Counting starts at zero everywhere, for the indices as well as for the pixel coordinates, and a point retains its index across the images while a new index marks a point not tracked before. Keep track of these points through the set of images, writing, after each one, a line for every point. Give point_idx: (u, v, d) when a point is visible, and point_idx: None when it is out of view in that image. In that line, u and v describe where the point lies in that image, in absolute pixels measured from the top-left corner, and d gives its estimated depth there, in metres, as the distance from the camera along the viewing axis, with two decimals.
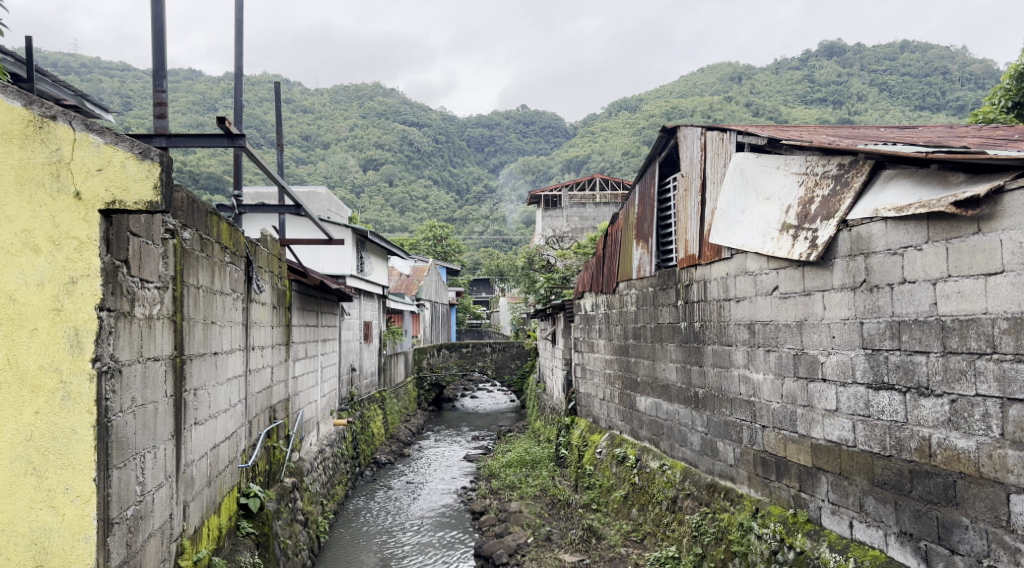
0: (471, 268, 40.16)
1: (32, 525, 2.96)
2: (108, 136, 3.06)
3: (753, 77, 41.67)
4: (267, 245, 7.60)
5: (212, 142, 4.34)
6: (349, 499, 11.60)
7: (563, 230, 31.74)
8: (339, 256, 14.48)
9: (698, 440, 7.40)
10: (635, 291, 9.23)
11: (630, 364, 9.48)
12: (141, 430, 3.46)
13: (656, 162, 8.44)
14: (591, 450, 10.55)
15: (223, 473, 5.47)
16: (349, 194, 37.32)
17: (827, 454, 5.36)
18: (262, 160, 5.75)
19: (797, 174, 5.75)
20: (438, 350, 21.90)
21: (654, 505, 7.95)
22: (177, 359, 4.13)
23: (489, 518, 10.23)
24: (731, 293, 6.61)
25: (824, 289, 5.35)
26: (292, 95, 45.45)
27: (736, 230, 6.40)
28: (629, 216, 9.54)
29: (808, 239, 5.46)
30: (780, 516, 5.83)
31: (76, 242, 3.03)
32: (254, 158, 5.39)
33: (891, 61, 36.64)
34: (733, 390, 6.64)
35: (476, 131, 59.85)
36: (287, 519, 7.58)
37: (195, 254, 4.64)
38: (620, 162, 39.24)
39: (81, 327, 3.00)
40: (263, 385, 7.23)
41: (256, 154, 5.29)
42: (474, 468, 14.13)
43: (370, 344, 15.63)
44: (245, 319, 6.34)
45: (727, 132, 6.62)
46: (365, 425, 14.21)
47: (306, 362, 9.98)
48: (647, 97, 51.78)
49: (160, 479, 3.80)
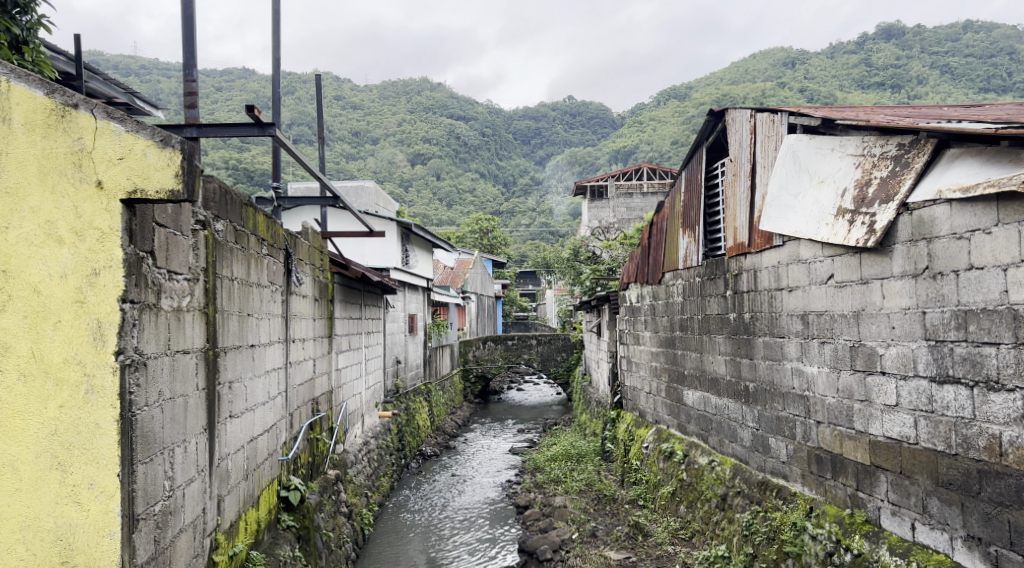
0: (517, 261, 40.10)
1: (58, 520, 2.92)
2: (129, 125, 3.00)
3: (807, 63, 40.47)
4: (308, 237, 7.57)
5: (243, 131, 4.24)
6: (394, 491, 11.56)
7: (609, 221, 31.38)
8: (384, 249, 14.48)
9: (749, 436, 7.13)
10: (682, 282, 8.95)
11: (677, 358, 9.22)
12: (168, 424, 3.40)
13: (703, 147, 8.15)
14: (638, 445, 10.33)
15: (262, 466, 5.42)
16: (396, 189, 37.53)
17: (887, 452, 5.07)
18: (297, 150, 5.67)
19: (853, 156, 5.46)
20: (484, 342, 21.85)
21: (703, 503, 7.69)
22: (210, 352, 4.07)
23: (533, 513, 10.10)
24: (783, 283, 6.32)
25: (883, 277, 5.05)
26: (341, 91, 45.83)
27: (788, 216, 6.10)
28: (675, 204, 9.27)
29: (865, 224, 5.15)
30: (836, 516, 5.54)
31: (98, 233, 2.96)
32: (289, 147, 5.30)
33: (953, 42, 35.09)
34: (785, 384, 6.36)
35: (522, 124, 59.64)
36: (330, 512, 7.56)
37: (229, 246, 4.56)
38: (669, 152, 38.57)
39: (104, 319, 2.94)
40: (304, 378, 7.21)
41: (291, 143, 5.21)
42: (519, 461, 14.02)
43: (415, 337, 15.64)
44: (284, 311, 6.29)
45: (779, 114, 6.32)
46: (410, 418, 14.20)
47: (350, 354, 9.99)
48: (696, 85, 50.83)
49: (192, 473, 3.74)
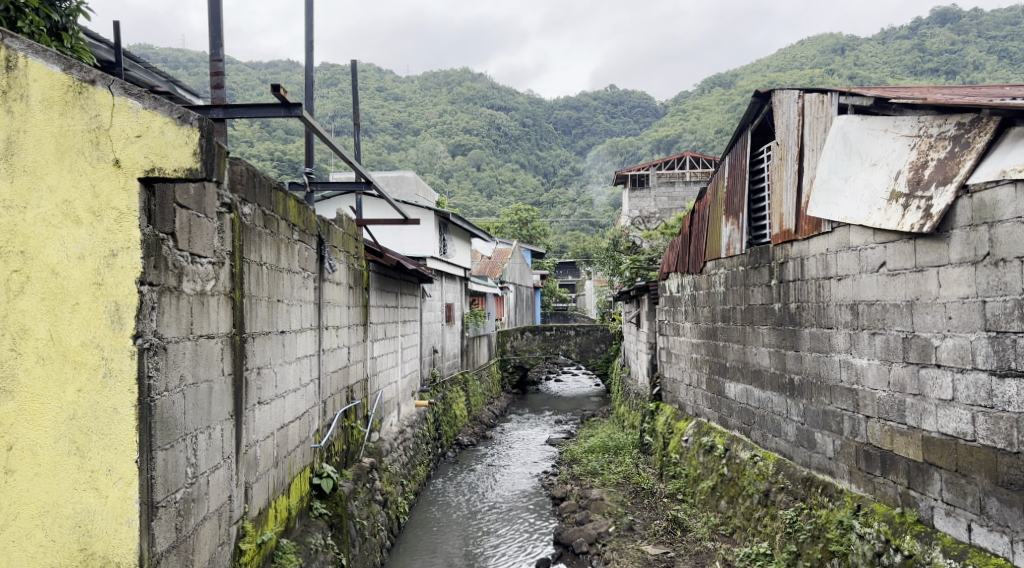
0: (556, 252, 39.86)
1: (76, 506, 2.86)
2: (146, 101, 2.92)
3: (857, 49, 39.32)
4: (343, 224, 7.51)
5: (269, 112, 4.13)
6: (430, 480, 11.51)
7: (650, 211, 30.95)
8: (422, 238, 14.41)
9: (793, 431, 6.87)
10: (724, 271, 8.69)
11: (718, 349, 8.96)
12: (191, 410, 3.33)
13: (748, 131, 7.88)
14: (677, 438, 10.11)
15: (294, 453, 5.35)
16: (437, 180, 37.56)
17: (942, 449, 4.79)
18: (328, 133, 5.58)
19: (908, 137, 5.18)
20: (522, 333, 21.74)
21: (745, 499, 7.44)
22: (238, 338, 3.99)
23: (570, 505, 9.96)
24: (831, 271, 6.04)
25: (939, 264, 4.77)
26: (383, 82, 45.97)
27: (838, 201, 5.83)
28: (718, 191, 9.00)
29: (921, 209, 4.87)
30: (885, 515, 5.27)
31: (115, 213, 2.88)
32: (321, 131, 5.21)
33: (1010, 27, 33.60)
34: (833, 377, 6.09)
35: (563, 113, 59.21)
36: (365, 500, 7.51)
37: (258, 230, 4.47)
38: (712, 141, 37.86)
39: (122, 301, 2.87)
40: (339, 366, 7.16)
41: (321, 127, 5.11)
42: (556, 452, 13.86)
43: (452, 326, 15.58)
44: (317, 299, 6.22)
45: (829, 94, 6.04)
46: (447, 407, 14.14)
47: (386, 342, 9.95)
48: (741, 73, 49.82)
49: (217, 461, 3.68)
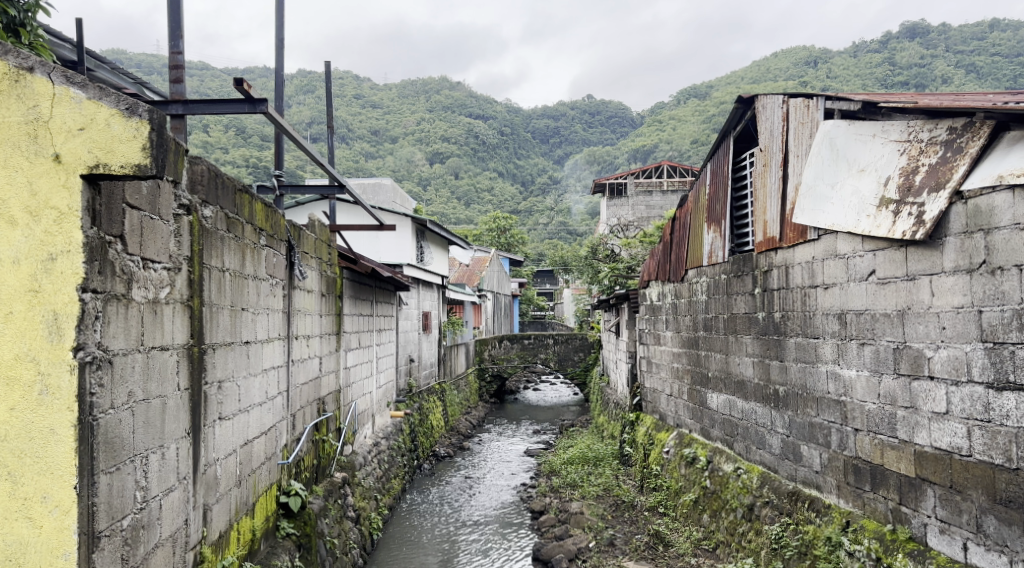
0: (535, 260, 39.76)
1: (9, 538, 2.60)
2: (91, 90, 2.66)
3: (831, 61, 39.70)
4: (314, 230, 7.23)
5: (232, 108, 3.87)
6: (405, 494, 11.21)
7: (628, 219, 30.90)
8: (399, 245, 14.15)
9: (779, 444, 6.70)
10: (706, 279, 8.52)
11: (700, 359, 8.80)
12: (141, 429, 3.06)
13: (730, 137, 7.74)
14: (657, 449, 9.93)
15: (259, 470, 5.06)
16: (415, 188, 37.27)
17: (935, 464, 4.63)
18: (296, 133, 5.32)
19: (897, 142, 5.05)
20: (500, 341, 21.51)
21: (728, 513, 7.26)
22: (196, 349, 3.72)
23: (548, 519, 9.73)
24: (818, 279, 5.88)
25: (932, 273, 4.62)
26: (360, 90, 45.60)
27: (825, 207, 5.67)
28: (699, 198, 8.86)
29: (912, 215, 4.73)
30: (876, 532, 5.10)
31: (55, 213, 2.61)
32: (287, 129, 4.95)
33: (978, 41, 34.06)
34: (819, 389, 5.92)
35: (541, 123, 59.22)
36: (336, 517, 7.21)
37: (220, 234, 4.20)
38: (689, 150, 38.00)
39: (61, 310, 2.60)
40: (309, 377, 6.88)
41: (287, 125, 4.85)
42: (534, 464, 13.61)
43: (429, 335, 15.31)
44: (287, 307, 5.95)
45: (815, 98, 5.91)
46: (423, 418, 13.86)
47: (360, 352, 9.66)
48: (717, 84, 50.16)
49: (171, 482, 3.40)
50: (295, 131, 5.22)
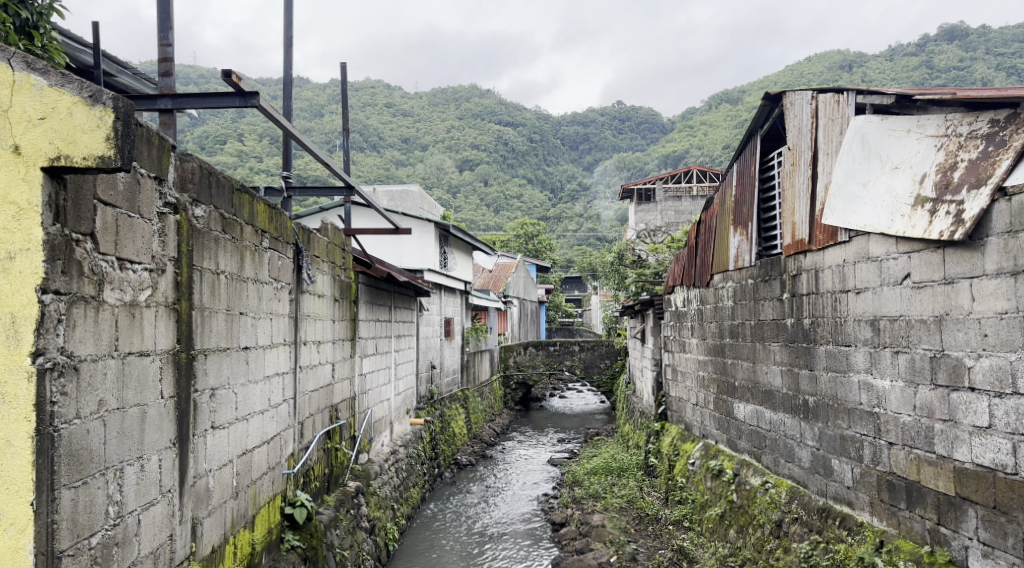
0: (562, 267, 39.49)
1: None
2: (52, 77, 2.51)
3: (866, 65, 38.90)
4: (326, 234, 7.06)
5: (224, 102, 3.71)
6: (425, 503, 11.01)
7: (657, 225, 30.49)
8: (421, 250, 13.98)
9: (808, 457, 6.36)
10: (732, 284, 8.21)
11: (726, 367, 8.48)
12: (114, 441, 2.89)
13: (757, 136, 7.42)
14: (683, 460, 9.61)
15: (260, 481, 4.88)
16: (444, 195, 37.26)
17: (977, 482, 4.30)
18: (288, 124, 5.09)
19: (934, 137, 4.75)
20: (525, 348, 21.26)
21: (756, 528, 6.92)
22: (183, 355, 3.55)
23: (569, 531, 9.45)
24: (849, 284, 5.56)
25: (972, 276, 4.29)
26: (391, 98, 45.77)
27: (856, 207, 5.35)
28: (725, 200, 8.55)
29: (950, 214, 4.41)
30: (912, 553, 4.76)
31: (14, 208, 2.45)
32: (281, 121, 4.75)
33: (1019, 43, 32.96)
34: (851, 399, 5.59)
35: (570, 129, 58.94)
36: (348, 528, 7.00)
37: (214, 235, 4.03)
38: (719, 156, 37.46)
39: (19, 313, 2.43)
40: (320, 383, 6.70)
41: (280, 117, 4.65)
42: (558, 473, 13.33)
43: (452, 341, 15.13)
44: (294, 312, 5.78)
45: (845, 93, 5.59)
46: (445, 426, 13.66)
47: (377, 358, 9.49)
48: (748, 89, 49.47)
49: (152, 496, 3.23)
50: (288, 123, 5.00)
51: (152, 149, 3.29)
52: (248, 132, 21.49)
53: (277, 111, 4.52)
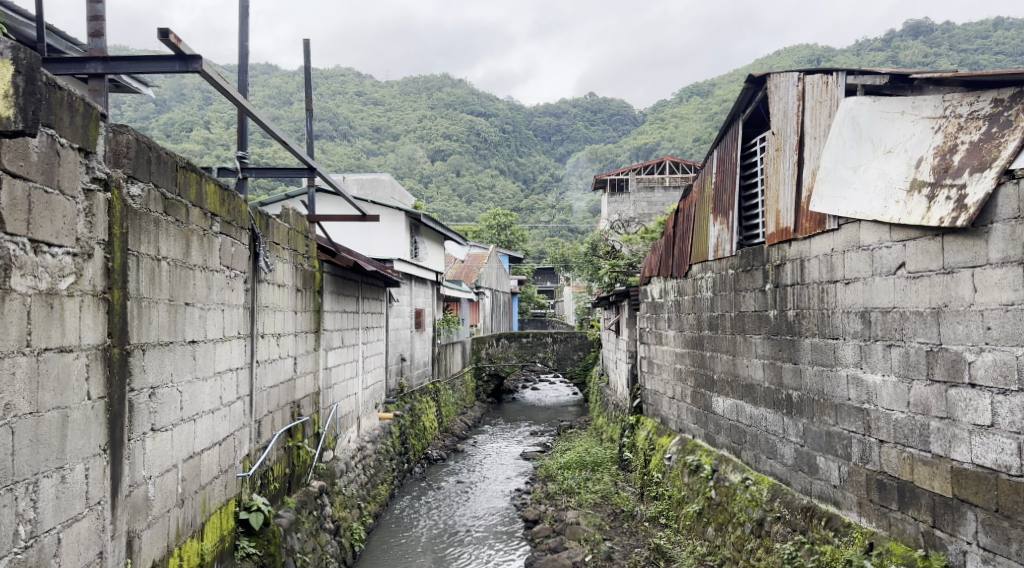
0: (535, 258, 39.20)
1: None
2: None
3: (835, 59, 39.00)
4: (286, 220, 6.65)
5: (163, 67, 3.35)
6: (393, 500, 10.64)
7: (629, 216, 30.30)
8: (391, 239, 13.58)
9: (791, 454, 6.12)
10: (712, 275, 7.94)
11: (705, 360, 8.23)
12: (24, 451, 2.53)
13: (739, 121, 7.16)
14: (658, 455, 9.36)
15: (210, 486, 4.48)
16: (416, 185, 36.73)
17: (977, 484, 4.08)
18: (240, 98, 4.69)
19: (930, 118, 4.50)
20: (497, 339, 20.94)
21: (735, 527, 6.68)
22: (116, 351, 3.14)
23: (543, 529, 9.17)
24: (837, 274, 5.30)
25: (974, 265, 4.06)
26: (362, 86, 44.99)
27: (845, 193, 5.09)
28: (705, 187, 8.28)
29: (951, 200, 4.16)
30: (904, 558, 4.53)
31: None
32: (230, 93, 4.35)
33: (983, 38, 33.15)
34: (838, 395, 5.35)
35: (542, 120, 58.55)
36: (310, 531, 6.62)
37: (154, 217, 3.63)
38: (691, 148, 37.39)
39: None
40: (280, 378, 6.30)
41: (229, 88, 4.27)
42: (531, 468, 13.04)
43: (422, 333, 14.75)
44: (249, 303, 5.37)
45: (835, 74, 5.33)
46: (415, 419, 13.30)
47: (344, 351, 9.09)
48: (719, 82, 49.47)
49: (76, 510, 2.83)
50: (239, 96, 4.60)
51: (76, 117, 2.88)
52: (215, 118, 20.85)
53: (226, 80, 4.13)
